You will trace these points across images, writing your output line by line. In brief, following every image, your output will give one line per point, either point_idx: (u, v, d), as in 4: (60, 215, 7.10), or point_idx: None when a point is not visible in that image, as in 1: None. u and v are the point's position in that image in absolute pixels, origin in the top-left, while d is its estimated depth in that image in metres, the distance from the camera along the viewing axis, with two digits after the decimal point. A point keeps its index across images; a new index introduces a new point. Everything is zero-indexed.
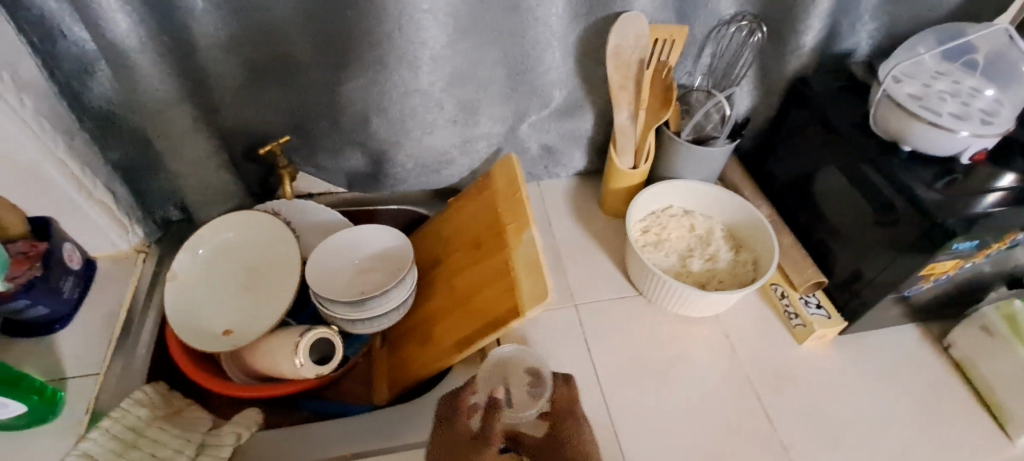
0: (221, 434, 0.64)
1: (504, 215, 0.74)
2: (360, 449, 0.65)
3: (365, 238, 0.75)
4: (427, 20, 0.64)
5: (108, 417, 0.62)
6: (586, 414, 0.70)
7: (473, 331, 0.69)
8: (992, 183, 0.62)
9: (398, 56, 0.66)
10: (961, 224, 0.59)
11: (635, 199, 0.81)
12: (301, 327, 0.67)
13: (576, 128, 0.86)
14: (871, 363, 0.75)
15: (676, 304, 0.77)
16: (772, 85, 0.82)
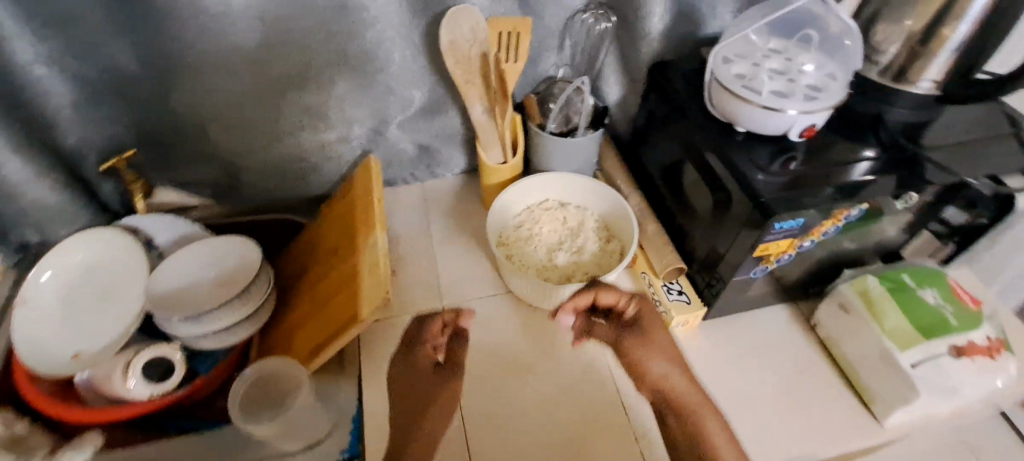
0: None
1: (359, 219, 0.73)
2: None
3: (215, 252, 0.74)
4: (226, 25, 0.63)
5: None
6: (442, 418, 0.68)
7: (322, 340, 0.67)
8: (848, 158, 0.64)
9: (207, 61, 0.66)
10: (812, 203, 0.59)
11: (502, 196, 0.80)
12: (127, 356, 0.73)
13: (447, 126, 0.85)
14: (738, 346, 0.74)
15: (543, 299, 0.75)
16: (635, 72, 0.81)
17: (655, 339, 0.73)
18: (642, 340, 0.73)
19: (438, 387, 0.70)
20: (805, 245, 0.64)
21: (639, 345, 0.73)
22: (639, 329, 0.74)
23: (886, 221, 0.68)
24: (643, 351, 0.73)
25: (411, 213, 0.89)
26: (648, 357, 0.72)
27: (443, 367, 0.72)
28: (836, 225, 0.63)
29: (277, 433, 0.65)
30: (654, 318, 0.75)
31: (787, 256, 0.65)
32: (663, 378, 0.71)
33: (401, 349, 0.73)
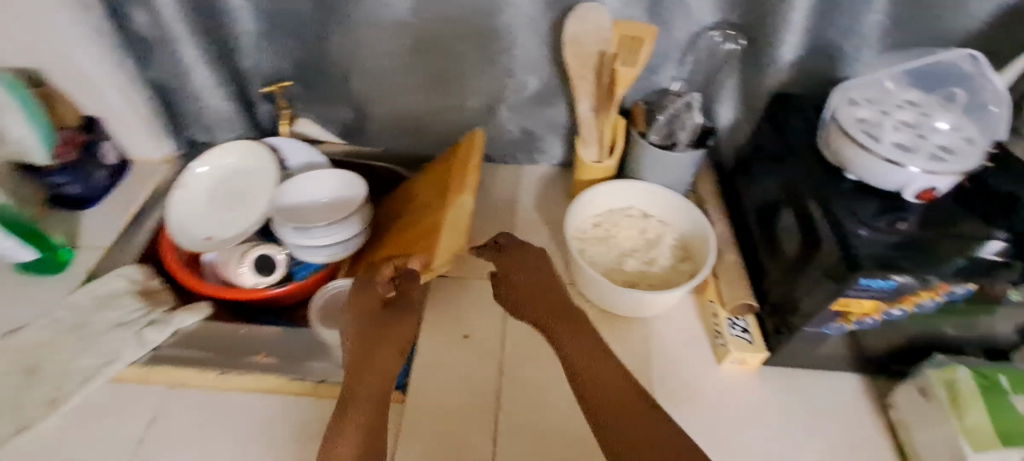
0: (171, 317, 0.74)
1: (453, 180, 0.79)
2: (284, 362, 0.71)
3: (331, 182, 0.85)
4: None
5: (98, 280, 0.78)
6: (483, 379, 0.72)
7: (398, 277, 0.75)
8: (971, 236, 0.58)
9: (362, 13, 0.77)
10: (908, 271, 0.55)
11: (587, 193, 0.82)
12: (239, 244, 0.85)
13: (554, 116, 0.89)
14: (794, 402, 0.70)
15: (602, 298, 0.76)
16: (753, 101, 0.80)
17: (547, 279, 0.72)
18: (523, 272, 0.72)
19: (393, 332, 0.68)
20: (895, 313, 0.60)
21: (517, 269, 0.73)
22: (547, 271, 0.72)
23: (996, 315, 0.62)
24: (537, 279, 0.72)
25: (501, 190, 0.95)
26: (558, 301, 0.70)
27: (397, 307, 0.71)
28: (935, 299, 0.59)
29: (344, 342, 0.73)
30: (540, 256, 0.74)
31: (872, 320, 0.61)
32: (543, 294, 0.70)
33: (361, 283, 0.72)
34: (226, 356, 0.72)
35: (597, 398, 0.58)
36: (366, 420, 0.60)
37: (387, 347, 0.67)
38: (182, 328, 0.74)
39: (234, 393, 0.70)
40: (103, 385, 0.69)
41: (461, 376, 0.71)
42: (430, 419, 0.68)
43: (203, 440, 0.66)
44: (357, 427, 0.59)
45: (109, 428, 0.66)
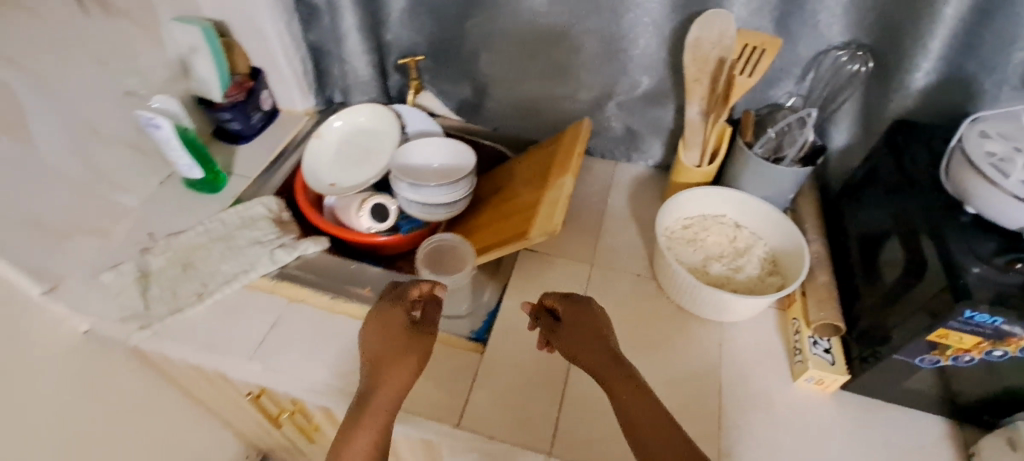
0: (300, 243, 0.86)
1: (557, 164, 0.85)
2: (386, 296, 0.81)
3: (445, 150, 0.94)
4: None
5: (244, 204, 0.91)
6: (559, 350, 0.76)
7: (494, 243, 0.81)
8: None
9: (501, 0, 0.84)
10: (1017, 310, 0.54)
11: (684, 194, 0.84)
12: (363, 195, 0.93)
13: (659, 118, 0.93)
14: (868, 431, 0.69)
15: (683, 296, 0.79)
16: (872, 125, 0.79)
17: (598, 333, 0.66)
18: (578, 326, 0.67)
19: (411, 351, 0.66)
20: (997, 353, 0.58)
21: (578, 326, 0.68)
22: (596, 327, 0.67)
23: None
24: (586, 333, 0.67)
25: (596, 182, 0.99)
26: (599, 361, 0.64)
27: (422, 324, 0.70)
28: None
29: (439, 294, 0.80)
30: (593, 317, 0.68)
31: (970, 358, 0.60)
32: (592, 357, 0.65)
33: (388, 300, 0.71)
34: (339, 285, 0.82)
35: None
36: (377, 429, 0.61)
37: (403, 364, 0.65)
38: (306, 254, 0.85)
39: (342, 318, 0.79)
40: (240, 291, 0.81)
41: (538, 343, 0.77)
42: (505, 373, 0.73)
43: (314, 350, 0.76)
44: (370, 434, 0.60)
45: (242, 326, 0.78)
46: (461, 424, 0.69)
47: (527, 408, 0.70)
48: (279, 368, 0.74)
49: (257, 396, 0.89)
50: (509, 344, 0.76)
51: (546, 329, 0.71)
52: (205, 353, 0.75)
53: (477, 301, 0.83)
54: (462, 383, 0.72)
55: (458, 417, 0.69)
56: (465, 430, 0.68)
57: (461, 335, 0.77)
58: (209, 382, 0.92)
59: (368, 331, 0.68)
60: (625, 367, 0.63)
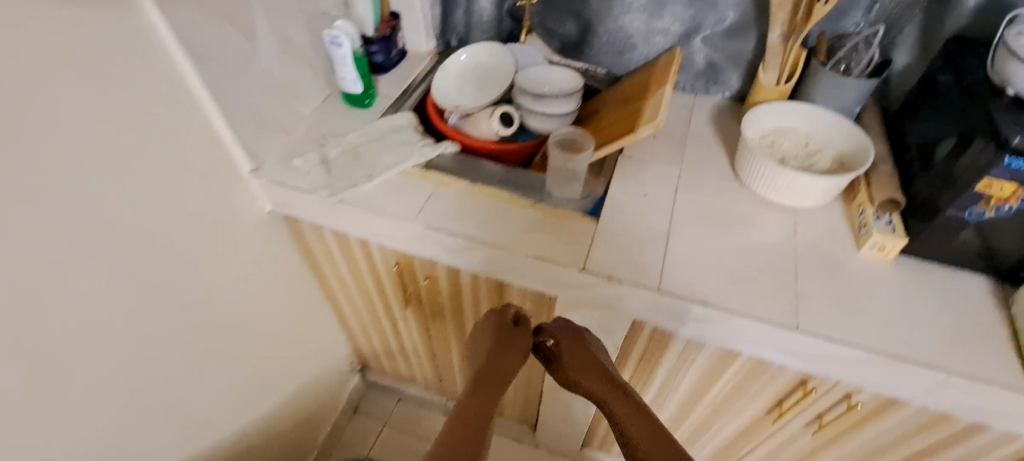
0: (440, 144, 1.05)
1: (654, 82, 1.03)
2: (511, 184, 1.00)
3: (556, 75, 1.13)
4: None
5: (389, 116, 1.11)
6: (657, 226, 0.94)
7: (604, 141, 1.00)
8: None
9: None
10: None
11: (760, 109, 1.00)
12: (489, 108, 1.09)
13: (740, 49, 1.09)
14: (923, 287, 0.84)
15: (763, 185, 0.95)
16: (931, 45, 0.94)
17: (589, 358, 0.69)
18: (571, 350, 0.70)
19: (517, 346, 0.70)
20: None
21: (572, 351, 0.70)
22: (584, 350, 0.70)
23: None
24: (580, 354, 0.70)
25: (680, 107, 1.16)
26: (592, 379, 0.66)
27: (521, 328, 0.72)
28: None
29: (557, 180, 0.98)
30: (580, 341, 0.71)
31: (1009, 208, 0.76)
32: (584, 377, 0.67)
33: (495, 310, 0.76)
34: (477, 173, 1.02)
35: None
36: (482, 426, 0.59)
37: (511, 358, 0.69)
38: (444, 153, 1.05)
39: (481, 194, 0.98)
40: (398, 175, 1.01)
41: (642, 219, 0.94)
42: (619, 235, 0.91)
43: (463, 215, 0.95)
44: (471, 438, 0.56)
45: (404, 198, 0.97)
46: (586, 267, 0.87)
47: (637, 260, 0.88)
48: (437, 226, 0.93)
49: (399, 268, 1.10)
50: (618, 219, 0.94)
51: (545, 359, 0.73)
52: (378, 213, 0.95)
53: (584, 189, 0.99)
54: (582, 244, 0.91)
55: (583, 263, 0.88)
56: (589, 272, 0.87)
57: (576, 213, 0.95)
58: (357, 255, 1.14)
59: (478, 335, 0.74)
60: (620, 388, 0.64)
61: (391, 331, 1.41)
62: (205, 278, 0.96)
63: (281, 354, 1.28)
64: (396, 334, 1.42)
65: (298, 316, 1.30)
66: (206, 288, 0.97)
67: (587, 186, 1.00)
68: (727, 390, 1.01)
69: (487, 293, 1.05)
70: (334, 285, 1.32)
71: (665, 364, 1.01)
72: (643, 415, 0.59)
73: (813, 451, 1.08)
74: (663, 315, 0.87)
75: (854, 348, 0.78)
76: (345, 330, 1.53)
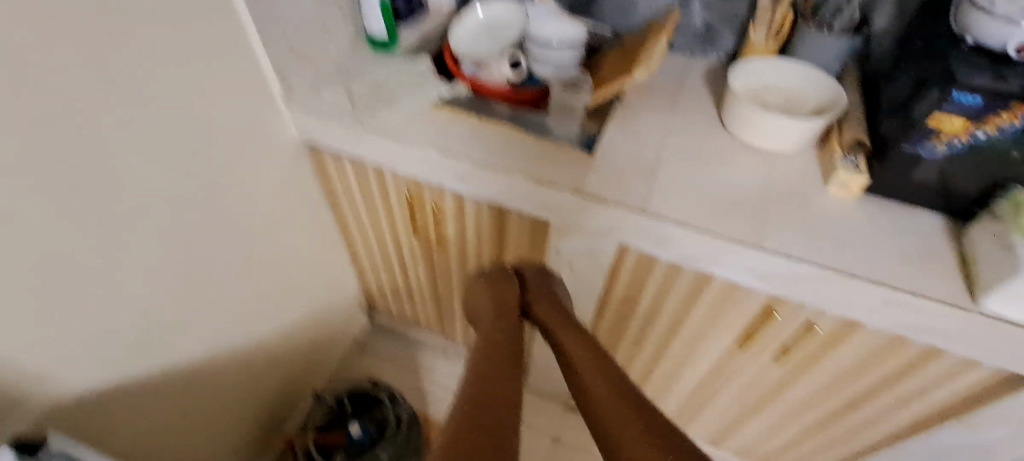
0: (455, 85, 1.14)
1: (651, 35, 1.11)
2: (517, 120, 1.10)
3: (562, 29, 1.22)
4: None
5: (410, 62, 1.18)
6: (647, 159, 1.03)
7: (603, 84, 1.09)
8: None
9: None
10: (992, 91, 0.79)
11: (746, 63, 1.09)
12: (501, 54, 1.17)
13: (735, 11, 1.18)
14: (883, 221, 0.94)
15: (745, 129, 1.04)
16: (905, 8, 1.03)
17: (540, 279, 0.85)
18: (528, 271, 0.87)
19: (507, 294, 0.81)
20: (979, 135, 0.84)
21: (541, 291, 0.83)
22: (540, 274, 0.86)
23: None
24: (537, 277, 0.86)
25: (676, 64, 1.25)
26: (541, 296, 0.82)
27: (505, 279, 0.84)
28: (1010, 125, 0.81)
29: (558, 119, 1.10)
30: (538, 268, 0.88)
31: (959, 142, 0.85)
32: (531, 293, 0.83)
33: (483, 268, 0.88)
34: (486, 112, 1.10)
35: (590, 381, 0.67)
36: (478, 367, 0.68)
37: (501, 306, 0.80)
38: (457, 91, 1.14)
39: (488, 126, 1.07)
40: (416, 109, 1.10)
41: (631, 152, 1.04)
42: (612, 165, 1.01)
43: (474, 143, 1.05)
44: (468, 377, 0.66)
45: (422, 127, 1.08)
46: (578, 190, 0.97)
47: (625, 187, 0.98)
48: (449, 151, 1.03)
49: (410, 201, 1.19)
50: (610, 151, 1.04)
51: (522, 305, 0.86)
52: (397, 140, 1.05)
53: (580, 126, 1.09)
54: (579, 169, 1.01)
55: (577, 185, 0.98)
56: (583, 194, 0.97)
57: (571, 146, 1.04)
58: (372, 190, 1.23)
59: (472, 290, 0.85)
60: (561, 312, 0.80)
61: (399, 271, 1.48)
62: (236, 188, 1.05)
63: (299, 282, 1.36)
64: (405, 276, 1.50)
65: (317, 249, 1.39)
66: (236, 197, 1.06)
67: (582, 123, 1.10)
68: (704, 319, 1.10)
69: (489, 222, 1.14)
70: (350, 223, 1.40)
71: (648, 292, 1.10)
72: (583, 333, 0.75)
73: (783, 385, 1.16)
74: (644, 238, 0.97)
75: (816, 267, 0.88)
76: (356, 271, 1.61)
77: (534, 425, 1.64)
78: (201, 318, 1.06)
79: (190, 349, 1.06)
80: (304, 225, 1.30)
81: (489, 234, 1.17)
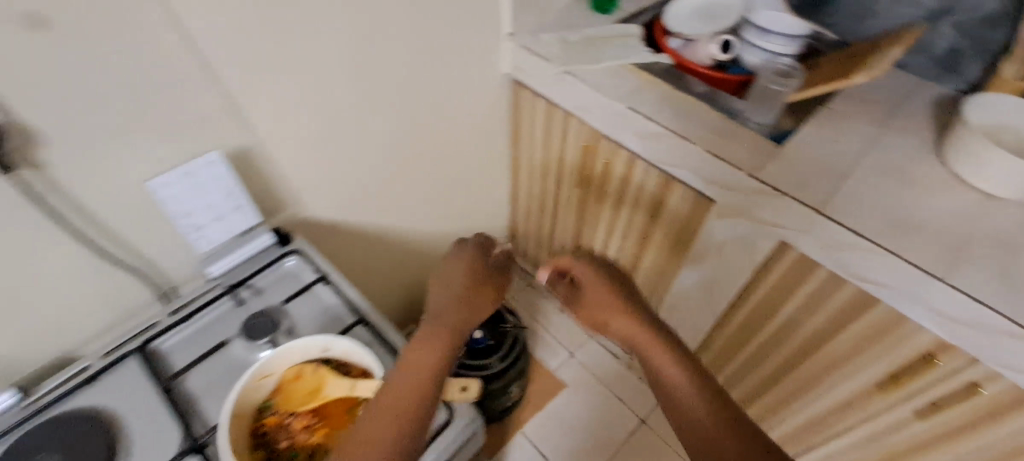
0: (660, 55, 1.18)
1: (887, 44, 1.03)
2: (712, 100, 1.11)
3: (786, 21, 1.17)
4: None
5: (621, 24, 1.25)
6: (843, 167, 0.99)
7: (813, 83, 1.05)
8: None
9: None
10: None
11: (988, 96, 0.99)
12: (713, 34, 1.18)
13: (993, 39, 1.07)
14: None
15: (965, 164, 0.94)
16: None
17: (607, 299, 0.85)
18: (596, 292, 0.87)
19: (481, 285, 0.83)
20: None
21: (593, 296, 0.87)
22: (610, 292, 0.86)
23: None
24: (603, 300, 0.85)
25: (900, 82, 1.16)
26: (619, 316, 0.81)
27: (493, 271, 0.86)
28: None
29: (754, 107, 1.08)
30: (605, 288, 0.87)
31: None
32: (609, 315, 0.83)
33: (475, 245, 0.89)
34: (682, 87, 1.15)
35: (688, 397, 0.70)
36: (436, 349, 0.70)
37: (479, 294, 0.82)
38: (660, 61, 1.17)
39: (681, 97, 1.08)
40: (618, 67, 1.14)
41: (824, 155, 1.00)
42: (799, 161, 0.98)
43: (662, 108, 1.06)
44: (421, 357, 0.69)
45: (618, 82, 1.12)
46: (757, 174, 0.95)
47: (807, 185, 0.95)
48: (638, 109, 1.06)
49: (584, 150, 1.26)
50: (802, 149, 1.01)
51: (569, 294, 0.92)
52: (594, 88, 1.11)
53: (772, 118, 1.07)
54: (762, 156, 0.98)
55: (755, 171, 0.95)
56: (759, 179, 0.94)
57: (761, 136, 1.02)
58: (552, 133, 1.32)
59: (452, 266, 0.85)
60: (649, 325, 0.79)
61: (548, 217, 1.59)
62: (448, 101, 1.22)
63: (464, 202, 1.52)
64: (552, 224, 1.60)
65: (486, 177, 1.54)
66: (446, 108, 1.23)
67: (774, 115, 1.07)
68: (851, 345, 1.04)
69: (653, 191, 1.18)
70: (521, 162, 1.53)
71: (795, 299, 1.08)
72: (682, 356, 0.74)
73: (921, 443, 1.08)
74: (811, 238, 0.93)
75: (1002, 316, 0.80)
76: (507, 210, 1.75)
77: (625, 398, 1.68)
78: (392, 199, 1.26)
79: (378, 221, 1.26)
80: (485, 152, 1.45)
81: (649, 200, 1.21)
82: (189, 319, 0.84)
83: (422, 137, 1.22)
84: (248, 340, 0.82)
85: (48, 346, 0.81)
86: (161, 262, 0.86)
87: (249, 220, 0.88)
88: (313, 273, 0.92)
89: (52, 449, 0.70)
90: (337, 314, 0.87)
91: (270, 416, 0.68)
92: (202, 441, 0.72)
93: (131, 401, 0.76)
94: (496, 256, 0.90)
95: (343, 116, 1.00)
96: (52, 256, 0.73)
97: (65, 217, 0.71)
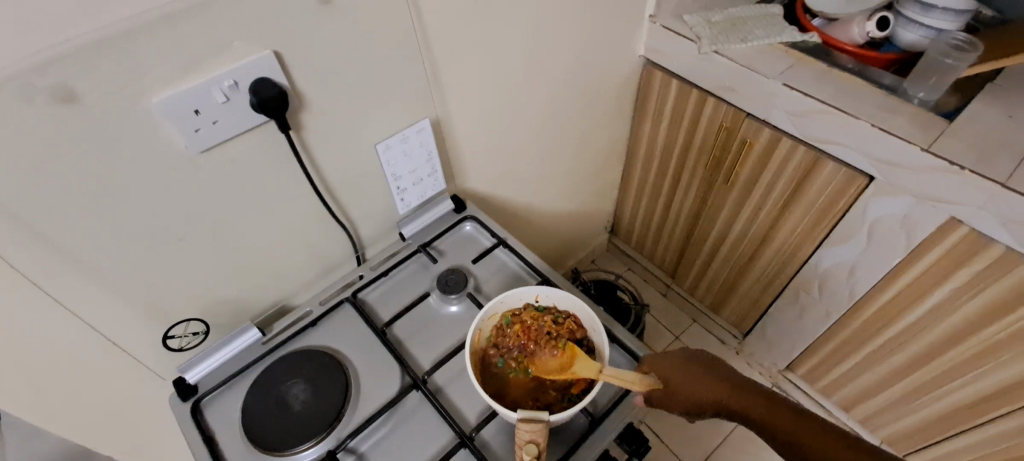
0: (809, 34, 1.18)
1: None
2: (869, 76, 1.10)
3: None
4: None
5: (763, 7, 1.27)
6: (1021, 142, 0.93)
7: (989, 57, 1.01)
8: None
9: None
10: None
11: None
12: (867, 12, 1.17)
13: None
14: None
15: None
16: None
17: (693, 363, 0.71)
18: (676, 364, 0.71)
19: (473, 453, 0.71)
20: None
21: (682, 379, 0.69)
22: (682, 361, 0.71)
23: None
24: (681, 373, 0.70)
25: None
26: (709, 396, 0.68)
27: (472, 441, 0.72)
28: None
29: (916, 80, 1.06)
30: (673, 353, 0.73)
31: None
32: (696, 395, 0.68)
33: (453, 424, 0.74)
34: (832, 62, 1.13)
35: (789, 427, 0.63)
36: None
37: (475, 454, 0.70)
38: (809, 39, 1.17)
39: (839, 74, 1.09)
40: (766, 46, 1.17)
41: (999, 128, 0.96)
42: (975, 136, 0.95)
43: (820, 85, 1.07)
44: None
45: (771, 61, 1.13)
46: (930, 148, 0.94)
47: (991, 158, 0.91)
48: (794, 86, 1.07)
49: (720, 131, 1.26)
50: (972, 123, 0.97)
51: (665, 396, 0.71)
52: (746, 66, 1.13)
53: (933, 92, 1.05)
54: (932, 131, 0.96)
55: (928, 145, 0.94)
56: (932, 153, 0.93)
57: (928, 112, 1.00)
58: (684, 115, 1.33)
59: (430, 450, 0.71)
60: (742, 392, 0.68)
61: (664, 202, 1.60)
62: (591, 83, 1.26)
63: (584, 182, 1.56)
64: (666, 208, 1.61)
65: (606, 160, 1.57)
66: (588, 90, 1.27)
67: (936, 87, 1.05)
68: (1012, 329, 1.00)
69: (794, 171, 1.16)
70: (642, 146, 1.55)
71: (952, 282, 1.03)
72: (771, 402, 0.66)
73: None
74: (990, 215, 0.91)
75: None
76: (616, 195, 1.78)
77: None
78: (531, 177, 1.31)
79: (516, 198, 1.32)
80: (611, 135, 1.49)
81: (786, 181, 1.19)
82: (387, 274, 0.94)
83: (563, 116, 1.26)
84: (442, 293, 0.89)
85: (271, 296, 0.90)
86: (361, 225, 0.94)
87: (436, 188, 1.01)
88: (490, 238, 0.99)
89: (300, 379, 0.80)
90: (519, 275, 0.94)
91: (494, 351, 0.78)
92: (424, 379, 0.78)
93: (355, 344, 0.86)
94: (477, 428, 0.73)
95: (511, 94, 1.06)
96: (295, 211, 0.82)
97: (312, 178, 0.80)
